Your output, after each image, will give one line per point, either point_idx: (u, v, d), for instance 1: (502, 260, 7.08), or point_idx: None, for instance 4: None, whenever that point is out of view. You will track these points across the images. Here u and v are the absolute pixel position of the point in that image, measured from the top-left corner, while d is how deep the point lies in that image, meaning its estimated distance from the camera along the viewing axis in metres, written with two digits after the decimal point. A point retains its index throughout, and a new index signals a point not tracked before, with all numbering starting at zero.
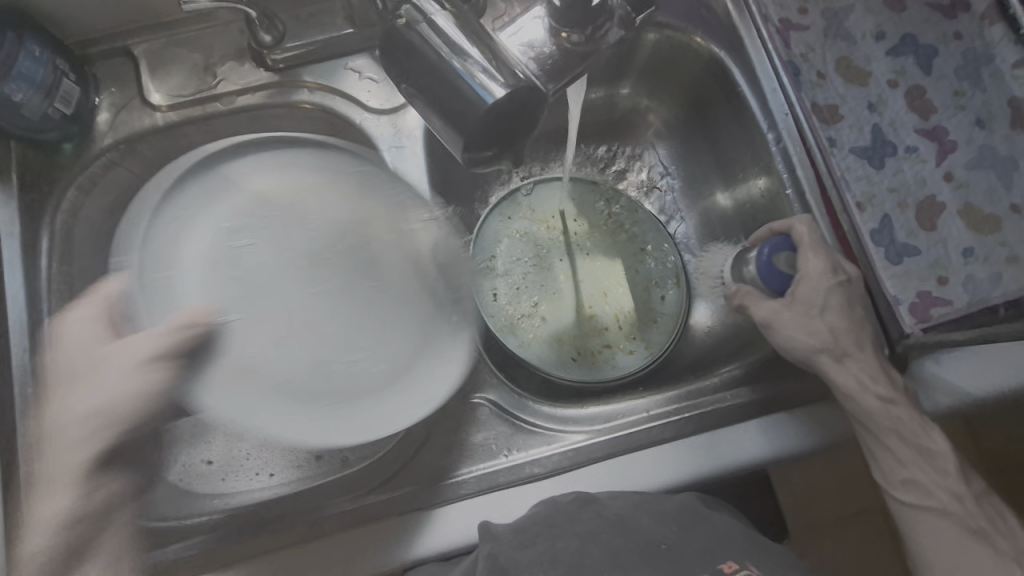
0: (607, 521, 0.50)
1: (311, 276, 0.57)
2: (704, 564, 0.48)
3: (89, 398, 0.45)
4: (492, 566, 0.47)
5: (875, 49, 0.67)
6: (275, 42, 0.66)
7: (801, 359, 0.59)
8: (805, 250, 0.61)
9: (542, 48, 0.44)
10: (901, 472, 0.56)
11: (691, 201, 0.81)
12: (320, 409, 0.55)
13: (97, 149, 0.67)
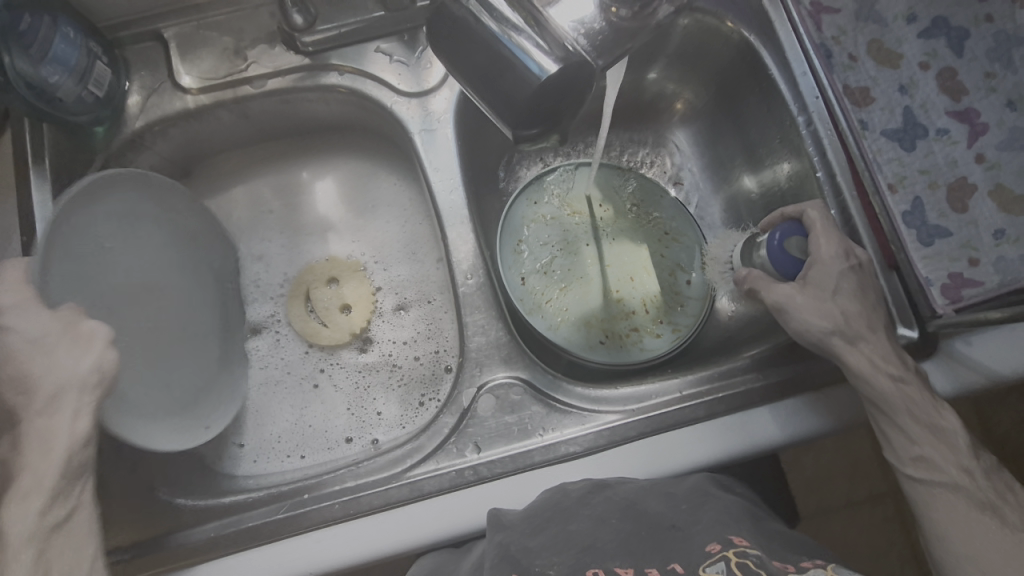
0: (616, 504, 0.50)
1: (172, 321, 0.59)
2: (710, 536, 0.45)
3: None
4: (502, 554, 0.47)
5: (907, 31, 0.67)
6: (308, 25, 0.66)
7: (813, 342, 0.58)
8: (817, 235, 0.60)
9: (592, 25, 0.43)
10: (908, 448, 0.53)
11: (717, 185, 0.82)
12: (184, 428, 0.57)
13: (128, 132, 0.67)
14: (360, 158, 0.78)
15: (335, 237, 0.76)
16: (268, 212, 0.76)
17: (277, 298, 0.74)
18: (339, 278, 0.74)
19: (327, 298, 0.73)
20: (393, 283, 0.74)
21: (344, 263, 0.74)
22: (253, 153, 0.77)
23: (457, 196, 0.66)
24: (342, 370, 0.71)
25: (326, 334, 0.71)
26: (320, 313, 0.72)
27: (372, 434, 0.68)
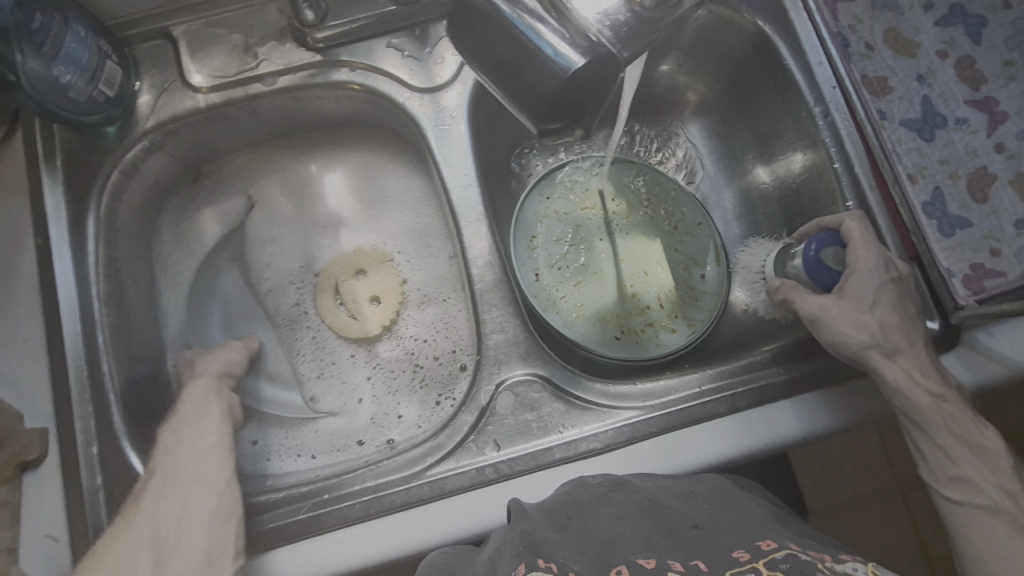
0: (638, 504, 0.49)
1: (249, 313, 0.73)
2: (739, 538, 0.43)
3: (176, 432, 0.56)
4: (525, 542, 0.45)
5: (924, 20, 0.66)
6: (318, 20, 0.65)
7: (851, 356, 0.57)
8: (855, 245, 0.59)
9: (617, 15, 0.40)
10: (947, 467, 0.52)
11: (729, 179, 0.81)
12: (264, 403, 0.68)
13: (139, 132, 0.66)
14: (372, 155, 0.77)
15: (351, 233, 0.75)
16: (278, 212, 0.76)
17: (289, 298, 0.73)
18: (366, 269, 0.73)
19: (357, 289, 0.72)
20: (410, 280, 0.74)
21: (370, 250, 0.74)
22: (263, 151, 0.76)
23: (470, 193, 0.65)
24: (362, 373, 0.70)
25: (352, 328, 0.71)
26: (348, 305, 0.72)
27: (387, 435, 0.67)
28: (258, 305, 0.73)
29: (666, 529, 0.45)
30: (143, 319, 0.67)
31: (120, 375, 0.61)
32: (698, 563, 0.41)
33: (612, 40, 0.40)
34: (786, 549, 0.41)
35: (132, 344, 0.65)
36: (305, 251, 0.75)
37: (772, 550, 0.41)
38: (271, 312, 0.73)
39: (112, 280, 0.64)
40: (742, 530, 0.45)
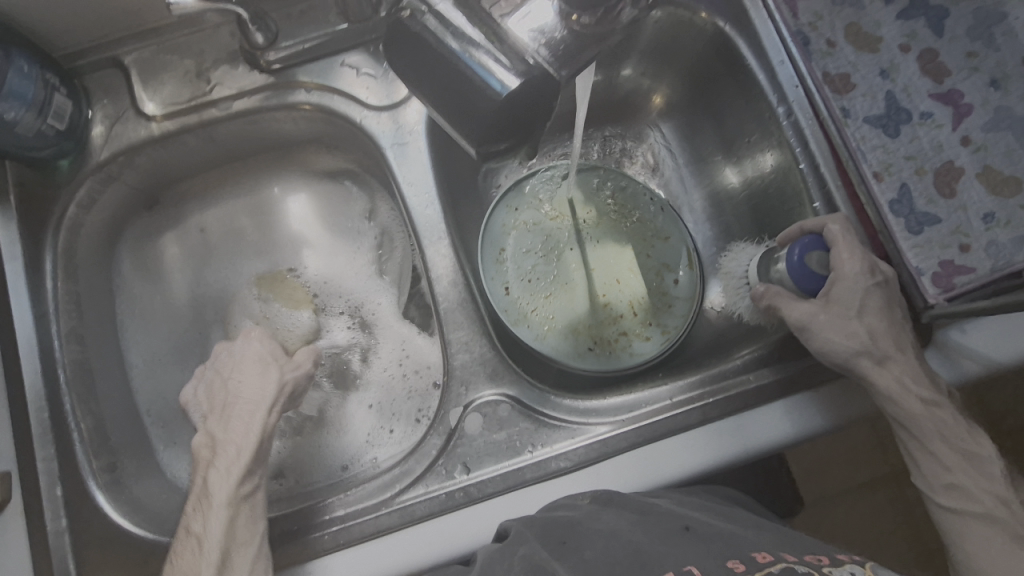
0: (628, 520, 0.48)
1: (192, 356, 0.71)
2: (731, 552, 0.43)
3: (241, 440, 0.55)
4: (528, 564, 0.44)
5: (885, 14, 0.65)
6: (269, 42, 0.64)
7: (839, 363, 0.56)
8: (839, 250, 0.58)
9: (553, 33, 0.39)
10: (941, 474, 0.52)
11: (698, 181, 0.80)
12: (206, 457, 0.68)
13: (93, 163, 0.65)
14: (336, 174, 0.76)
15: (278, 262, 0.75)
16: (242, 237, 0.75)
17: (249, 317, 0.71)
18: (272, 295, 0.71)
19: (255, 313, 0.71)
20: (369, 304, 0.73)
21: (289, 281, 0.72)
22: (221, 175, 0.75)
23: (431, 211, 0.64)
24: None
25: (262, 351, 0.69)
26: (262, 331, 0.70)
27: (372, 453, 0.65)
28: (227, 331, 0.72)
29: (657, 541, 0.45)
30: (108, 353, 0.66)
31: (83, 413, 0.61)
32: (693, 570, 0.41)
33: (548, 60, 0.39)
34: (782, 561, 0.41)
35: (97, 381, 0.64)
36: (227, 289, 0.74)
37: (769, 563, 0.41)
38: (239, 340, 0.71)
39: (73, 316, 0.63)
40: (734, 545, 0.44)
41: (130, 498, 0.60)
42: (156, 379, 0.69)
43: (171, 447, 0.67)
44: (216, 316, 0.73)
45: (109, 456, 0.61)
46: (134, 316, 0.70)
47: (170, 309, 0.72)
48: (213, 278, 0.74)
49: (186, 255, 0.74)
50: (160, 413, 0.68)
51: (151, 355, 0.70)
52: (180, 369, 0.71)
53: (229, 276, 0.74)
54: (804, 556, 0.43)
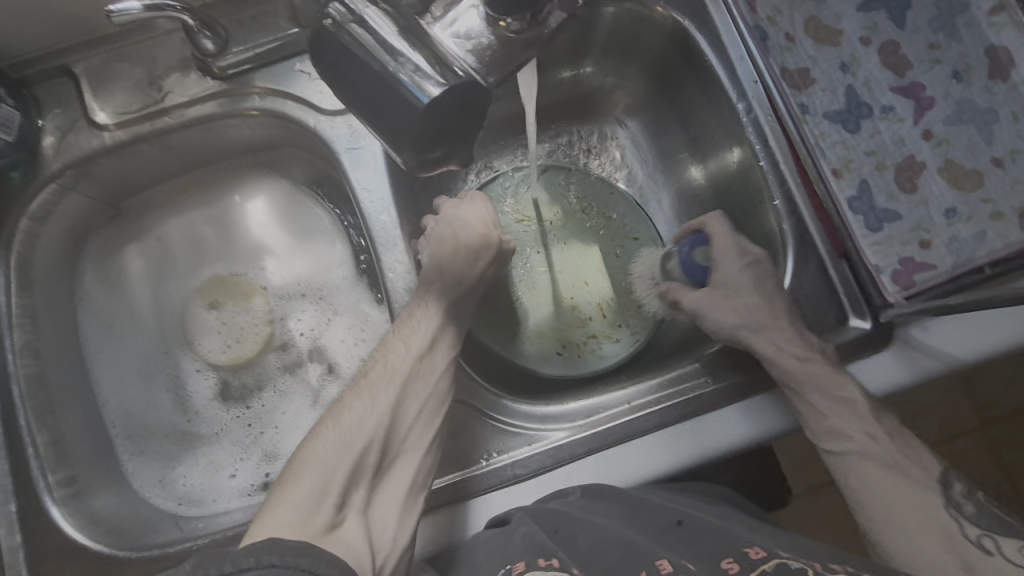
0: (615, 511, 0.48)
1: (157, 365, 0.72)
2: (723, 547, 0.42)
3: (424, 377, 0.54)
4: (531, 547, 0.45)
5: (845, 6, 0.63)
6: (219, 49, 0.63)
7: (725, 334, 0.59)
8: (715, 238, 0.62)
9: (479, 39, 0.41)
10: (819, 422, 0.54)
11: (665, 179, 0.79)
12: (172, 466, 0.68)
13: (46, 175, 0.63)
14: (301, 181, 0.76)
15: (227, 268, 0.76)
16: (207, 249, 0.76)
17: (208, 328, 0.73)
18: (222, 303, 0.74)
19: (206, 322, 0.74)
20: (326, 316, 0.74)
21: (234, 284, 0.75)
22: (183, 183, 0.74)
23: (388, 217, 0.63)
24: (235, 422, 0.71)
25: (223, 356, 0.73)
26: (220, 337, 0.73)
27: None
28: (190, 339, 0.73)
29: (651, 538, 0.44)
30: (66, 367, 0.65)
31: (38, 427, 0.59)
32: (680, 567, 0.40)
33: (475, 66, 0.41)
34: (777, 557, 0.40)
35: (55, 394, 0.63)
36: (194, 297, 0.74)
37: (761, 561, 0.40)
38: (206, 356, 0.73)
39: (29, 329, 0.62)
40: (728, 536, 0.43)
41: (90, 511, 0.59)
42: (121, 390, 0.69)
43: (134, 458, 0.67)
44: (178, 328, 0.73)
45: (67, 471, 0.60)
46: (96, 326, 0.70)
47: (134, 318, 0.72)
48: (180, 287, 0.74)
49: (148, 265, 0.74)
50: (124, 423, 0.68)
51: (112, 366, 0.69)
52: (147, 379, 0.71)
53: (194, 285, 0.75)
54: (799, 556, 0.41)
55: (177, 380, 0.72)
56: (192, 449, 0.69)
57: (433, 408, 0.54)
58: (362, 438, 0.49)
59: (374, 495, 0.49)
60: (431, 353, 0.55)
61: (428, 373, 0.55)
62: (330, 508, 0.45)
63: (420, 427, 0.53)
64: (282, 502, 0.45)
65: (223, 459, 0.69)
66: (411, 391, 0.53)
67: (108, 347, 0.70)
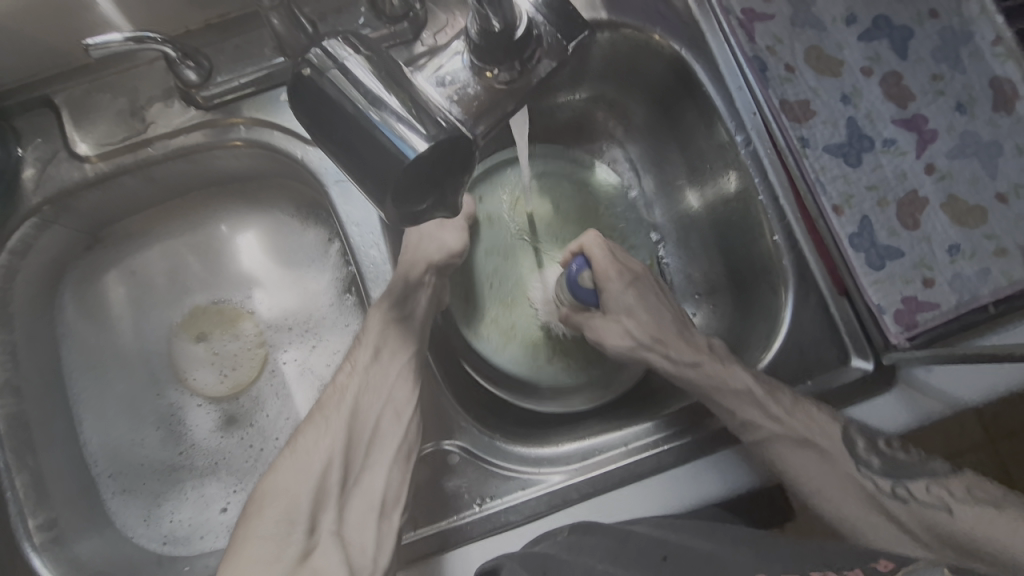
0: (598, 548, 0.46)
1: (141, 397, 0.69)
2: None
3: (375, 389, 0.54)
4: None
5: (847, 35, 0.63)
6: (203, 79, 0.61)
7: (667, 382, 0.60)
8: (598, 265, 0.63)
9: (465, 88, 0.39)
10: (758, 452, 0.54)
11: (660, 202, 0.76)
12: (157, 501, 0.66)
13: (25, 208, 0.61)
14: (286, 207, 0.73)
15: (206, 298, 0.73)
16: (191, 277, 0.73)
17: (199, 360, 0.71)
18: (209, 334, 0.72)
19: (195, 355, 0.71)
20: (313, 349, 0.71)
21: (217, 313, 0.72)
22: (167, 212, 0.72)
23: (378, 251, 0.61)
24: (221, 454, 0.69)
25: (218, 387, 0.71)
26: (213, 368, 0.71)
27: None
28: (183, 377, 0.71)
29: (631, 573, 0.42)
30: (47, 404, 0.63)
31: (19, 468, 0.57)
32: None
33: (461, 116, 0.38)
34: None
35: (36, 433, 0.61)
36: (179, 324, 0.72)
37: None
38: (199, 387, 0.71)
39: (7, 367, 0.60)
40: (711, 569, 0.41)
41: (74, 557, 0.57)
42: (105, 427, 0.67)
43: (120, 496, 0.66)
44: (165, 364, 0.71)
45: (48, 513, 0.58)
46: (79, 361, 0.68)
47: (118, 349, 0.70)
48: (165, 315, 0.72)
49: (128, 296, 0.72)
50: (109, 458, 0.67)
51: (95, 401, 0.68)
52: (131, 414, 0.69)
53: (181, 313, 0.72)
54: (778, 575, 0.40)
55: (161, 413, 0.69)
56: (178, 483, 0.67)
57: (390, 417, 0.54)
58: (319, 463, 0.49)
59: (345, 514, 0.49)
60: (378, 364, 0.55)
61: (378, 383, 0.54)
62: (300, 537, 0.46)
63: (378, 438, 0.53)
64: (250, 541, 0.45)
65: (214, 494, 0.67)
66: (365, 403, 0.53)
67: (91, 381, 0.68)
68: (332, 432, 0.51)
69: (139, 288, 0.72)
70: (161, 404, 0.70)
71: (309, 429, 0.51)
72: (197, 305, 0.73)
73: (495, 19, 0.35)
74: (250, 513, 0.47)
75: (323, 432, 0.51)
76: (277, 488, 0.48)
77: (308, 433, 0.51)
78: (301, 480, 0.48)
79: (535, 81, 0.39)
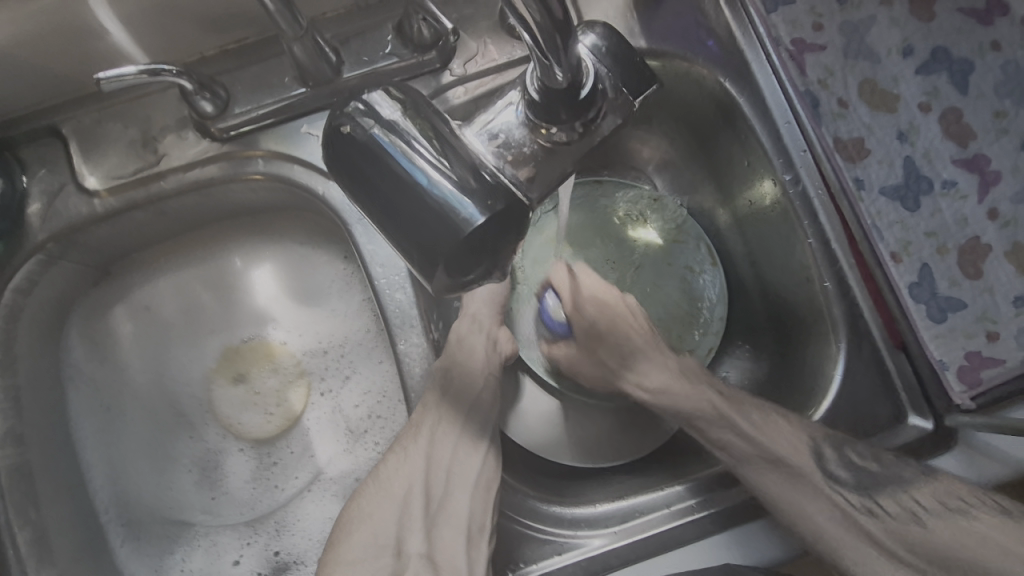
0: None
1: (152, 438, 0.66)
2: None
3: (447, 425, 0.55)
4: None
5: (902, 68, 0.59)
6: (219, 110, 0.58)
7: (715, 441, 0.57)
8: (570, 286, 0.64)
9: (520, 147, 0.37)
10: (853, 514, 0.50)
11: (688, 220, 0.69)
12: (170, 550, 0.63)
13: (30, 245, 0.58)
14: (306, 238, 0.69)
15: (236, 336, 0.69)
16: (203, 314, 0.69)
17: (237, 402, 0.67)
18: (247, 373, 0.68)
19: (234, 398, 0.67)
20: (346, 383, 0.67)
21: (250, 350, 0.68)
22: (180, 243, 0.69)
23: (402, 295, 0.57)
24: (232, 503, 0.65)
25: (265, 428, 0.66)
26: (259, 409, 0.67)
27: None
28: (228, 423, 0.66)
29: None
30: (53, 450, 0.60)
31: (21, 524, 0.55)
32: None
33: (515, 178, 0.37)
34: None
35: (41, 484, 0.58)
36: (192, 360, 0.68)
37: None
38: (245, 431, 0.66)
39: (10, 415, 0.57)
40: None
41: None
42: (112, 471, 0.64)
43: (129, 542, 0.63)
44: (205, 412, 0.67)
45: (52, 570, 0.56)
46: (86, 401, 0.65)
47: (127, 387, 0.67)
48: (176, 350, 0.68)
49: (140, 332, 0.68)
50: (116, 504, 0.63)
51: (105, 447, 0.64)
52: (142, 456, 0.65)
53: (197, 347, 0.68)
54: None
55: (170, 456, 0.66)
56: (189, 532, 0.64)
57: (466, 447, 0.55)
58: (398, 496, 0.53)
59: (433, 535, 0.52)
60: (447, 412, 0.55)
61: (446, 429, 0.55)
62: (390, 559, 0.51)
63: (457, 471, 0.54)
64: (339, 561, 0.51)
65: (227, 544, 0.64)
66: (438, 437, 0.55)
67: (99, 423, 0.65)
68: (408, 467, 0.54)
69: (149, 321, 0.68)
70: (172, 445, 0.66)
71: (389, 458, 0.55)
72: (210, 340, 0.69)
73: (557, 69, 0.34)
74: (338, 539, 0.52)
75: (399, 463, 0.54)
76: (363, 519, 0.53)
77: (388, 465, 0.55)
78: (382, 511, 0.53)
79: (597, 138, 0.38)
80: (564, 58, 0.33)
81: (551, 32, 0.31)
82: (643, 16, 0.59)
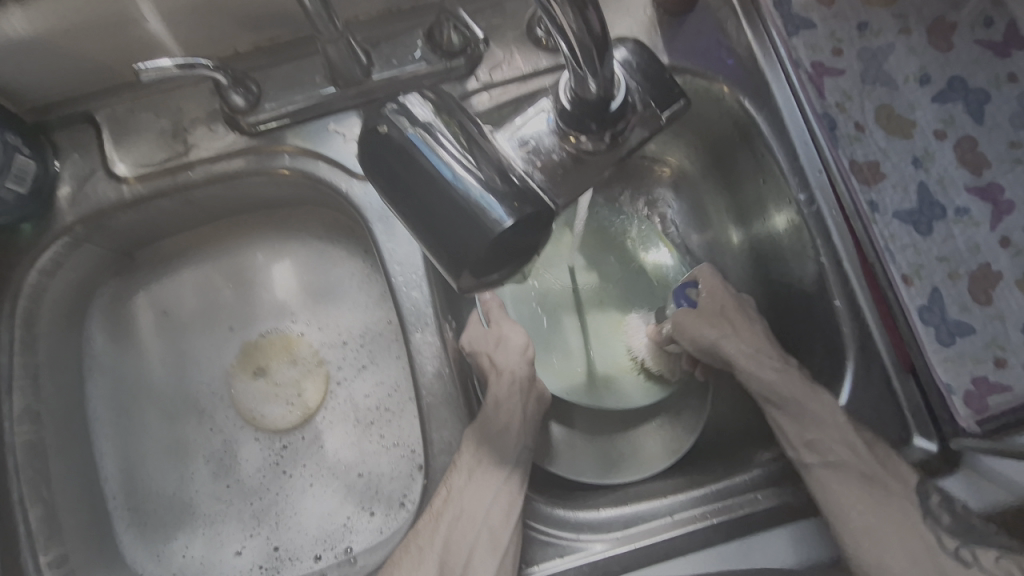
0: None
1: (160, 422, 0.67)
2: None
3: (479, 487, 0.53)
4: None
5: (919, 96, 0.60)
6: (250, 105, 0.59)
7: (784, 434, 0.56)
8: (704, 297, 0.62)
9: (549, 153, 0.39)
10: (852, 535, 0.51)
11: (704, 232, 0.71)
12: (172, 536, 0.64)
13: (58, 227, 0.59)
14: (322, 232, 0.71)
15: (256, 331, 0.69)
16: (220, 305, 0.70)
17: (260, 397, 0.68)
18: (267, 367, 0.68)
19: (256, 392, 0.68)
20: (362, 372, 0.68)
21: (268, 344, 0.69)
22: (203, 232, 0.70)
23: (419, 293, 0.58)
24: (233, 493, 0.65)
25: (287, 418, 0.67)
26: (280, 401, 0.67)
27: (346, 541, 0.63)
28: (255, 414, 0.67)
29: None
30: (67, 431, 0.62)
31: (32, 501, 0.56)
32: None
33: (542, 183, 0.38)
34: None
35: (53, 462, 0.59)
36: (207, 347, 0.69)
37: None
38: (268, 423, 0.67)
39: (28, 391, 0.58)
40: None
41: None
42: (121, 453, 0.65)
43: (133, 528, 0.64)
44: (229, 408, 0.67)
45: (61, 547, 0.57)
46: (102, 381, 0.66)
47: (140, 373, 0.68)
48: (190, 338, 0.69)
49: (160, 323, 0.69)
50: (122, 487, 0.64)
51: (119, 433, 0.66)
52: (150, 441, 0.66)
53: (212, 335, 0.69)
54: None
55: (176, 442, 0.66)
56: (191, 519, 0.64)
57: (504, 499, 0.53)
58: (434, 562, 0.50)
59: None
60: (482, 470, 0.53)
61: (478, 489, 0.53)
62: None
63: (489, 536, 0.51)
64: None
65: (227, 535, 0.64)
66: (467, 501, 0.53)
67: (113, 406, 0.66)
68: (436, 531, 0.52)
69: (167, 309, 0.69)
70: (179, 430, 0.67)
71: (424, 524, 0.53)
72: (223, 328, 0.69)
73: (591, 81, 0.35)
74: None
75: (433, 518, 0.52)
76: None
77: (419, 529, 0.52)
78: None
79: (622, 151, 0.39)
80: (600, 71, 0.34)
81: (590, 48, 0.32)
82: (665, 37, 0.61)
